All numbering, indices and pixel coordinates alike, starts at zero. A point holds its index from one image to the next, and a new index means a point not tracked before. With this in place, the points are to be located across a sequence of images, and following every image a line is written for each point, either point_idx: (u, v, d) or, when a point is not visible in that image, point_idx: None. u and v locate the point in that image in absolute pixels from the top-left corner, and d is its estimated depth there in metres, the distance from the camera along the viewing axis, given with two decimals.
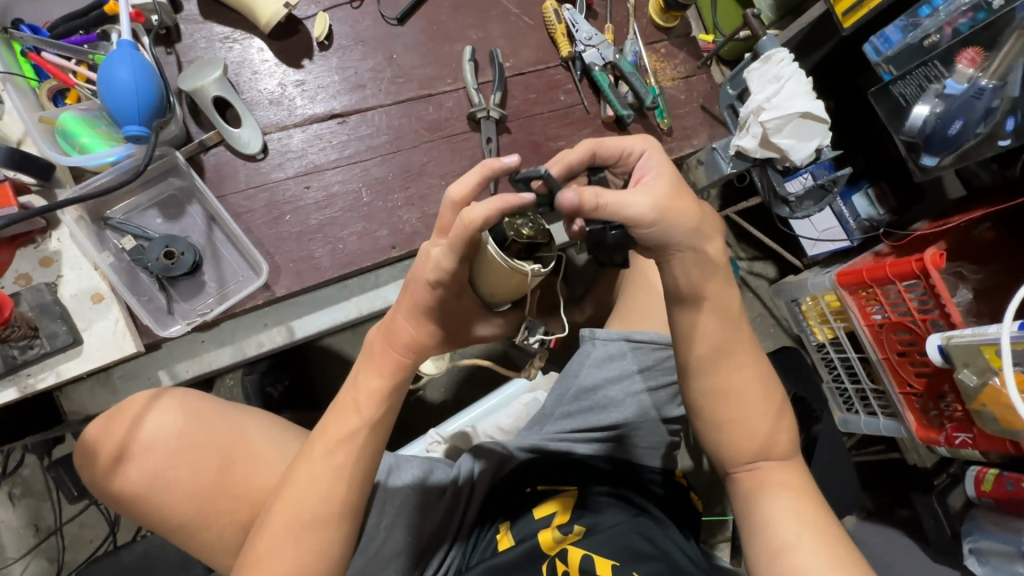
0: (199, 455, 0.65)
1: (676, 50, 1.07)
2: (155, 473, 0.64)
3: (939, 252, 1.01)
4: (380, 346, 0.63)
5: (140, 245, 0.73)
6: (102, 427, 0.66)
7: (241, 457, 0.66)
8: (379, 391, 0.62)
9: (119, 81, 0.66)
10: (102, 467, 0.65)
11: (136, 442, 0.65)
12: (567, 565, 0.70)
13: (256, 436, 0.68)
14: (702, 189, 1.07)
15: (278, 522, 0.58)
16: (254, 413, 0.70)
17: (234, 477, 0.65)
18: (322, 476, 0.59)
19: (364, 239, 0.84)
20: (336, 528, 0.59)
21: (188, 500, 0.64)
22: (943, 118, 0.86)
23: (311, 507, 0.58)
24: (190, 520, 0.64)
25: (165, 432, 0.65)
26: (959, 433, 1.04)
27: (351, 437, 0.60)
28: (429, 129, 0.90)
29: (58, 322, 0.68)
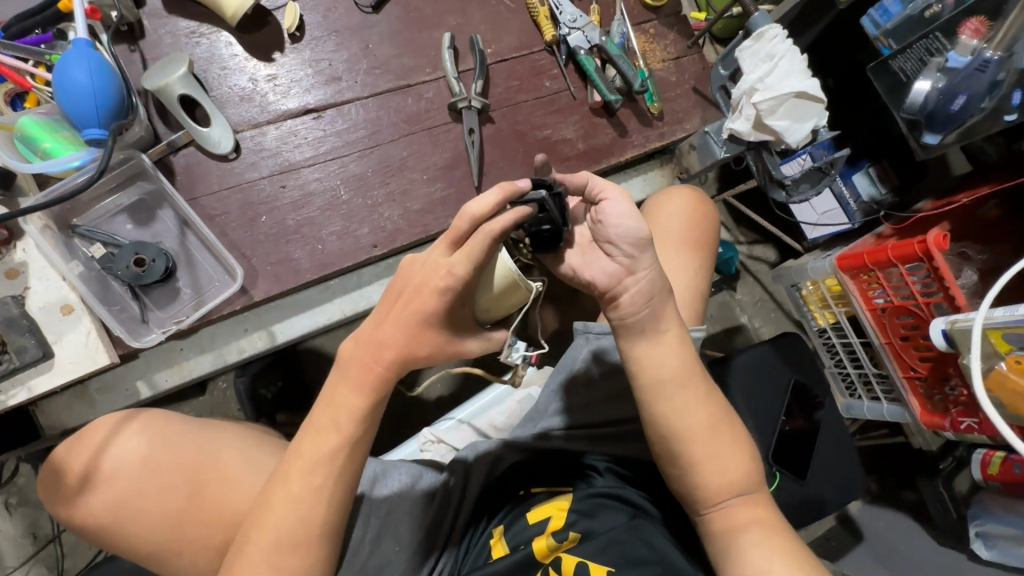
0: (167, 480, 0.63)
1: (666, 30, 1.03)
2: (121, 500, 0.62)
3: (942, 234, 0.97)
4: (359, 361, 0.57)
5: (110, 252, 0.70)
6: (66, 454, 0.64)
7: (212, 479, 0.64)
8: (360, 410, 0.57)
9: (76, 83, 0.63)
10: (67, 496, 0.63)
11: (101, 468, 0.63)
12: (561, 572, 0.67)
13: (226, 455, 0.65)
14: (694, 174, 1.02)
15: (256, 546, 0.56)
16: (225, 431, 0.68)
17: (205, 500, 0.63)
18: (301, 497, 0.57)
19: (344, 239, 0.81)
20: (317, 549, 0.58)
21: (158, 527, 0.62)
22: (945, 94, 0.81)
23: (290, 529, 0.56)
24: (161, 548, 0.62)
25: (131, 457, 0.63)
26: (965, 418, 1.02)
27: (330, 456, 0.57)
28: (408, 121, 0.87)
29: (26, 336, 0.65)
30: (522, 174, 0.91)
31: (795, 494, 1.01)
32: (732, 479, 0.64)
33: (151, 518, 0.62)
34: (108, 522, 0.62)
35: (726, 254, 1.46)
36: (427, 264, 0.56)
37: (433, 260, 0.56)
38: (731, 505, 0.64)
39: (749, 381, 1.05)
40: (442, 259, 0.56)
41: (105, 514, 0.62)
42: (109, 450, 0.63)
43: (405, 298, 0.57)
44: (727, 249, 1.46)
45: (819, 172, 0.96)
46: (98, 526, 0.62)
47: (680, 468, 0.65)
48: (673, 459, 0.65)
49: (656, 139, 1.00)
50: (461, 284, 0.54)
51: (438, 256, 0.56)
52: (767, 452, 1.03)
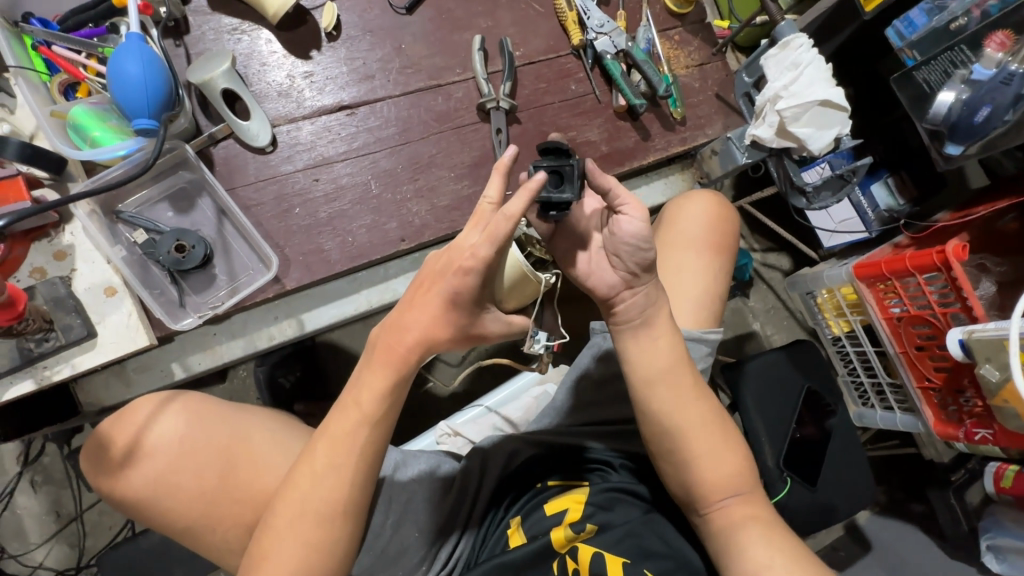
0: (201, 459, 0.65)
1: (691, 37, 1.05)
2: (157, 478, 0.64)
3: (962, 244, 0.99)
4: (384, 342, 0.59)
5: (152, 238, 0.73)
6: (107, 431, 0.66)
7: (242, 459, 0.66)
8: (382, 389, 0.59)
9: (129, 74, 0.66)
10: (108, 472, 0.66)
11: (139, 446, 0.65)
12: (577, 563, 0.70)
13: (255, 437, 0.68)
14: (715, 179, 1.03)
15: (283, 520, 0.57)
16: (253, 413, 0.70)
17: (238, 480, 0.65)
18: (324, 475, 0.58)
19: (373, 232, 0.83)
20: (342, 524, 0.59)
21: (191, 503, 0.64)
22: (970, 105, 0.81)
23: (316, 504, 0.57)
24: (194, 523, 0.64)
25: (166, 435, 0.65)
26: (980, 429, 1.03)
27: (353, 435, 0.58)
28: (438, 119, 0.89)
29: (72, 315, 0.68)
30: None
31: (808, 500, 1.02)
32: (723, 467, 0.67)
33: (184, 495, 0.64)
34: (145, 497, 0.64)
35: (742, 260, 1.47)
36: (460, 245, 0.57)
37: (466, 240, 0.56)
38: (728, 502, 0.67)
39: (762, 387, 1.06)
40: (467, 242, 0.57)
41: (141, 490, 0.64)
42: (148, 429, 0.66)
43: (432, 282, 0.58)
44: (742, 256, 1.48)
45: (841, 180, 0.96)
46: (135, 500, 0.65)
47: (669, 458, 0.69)
48: (664, 451, 0.69)
49: (679, 143, 1.01)
50: (483, 266, 0.54)
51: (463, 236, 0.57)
52: (779, 458, 1.03)
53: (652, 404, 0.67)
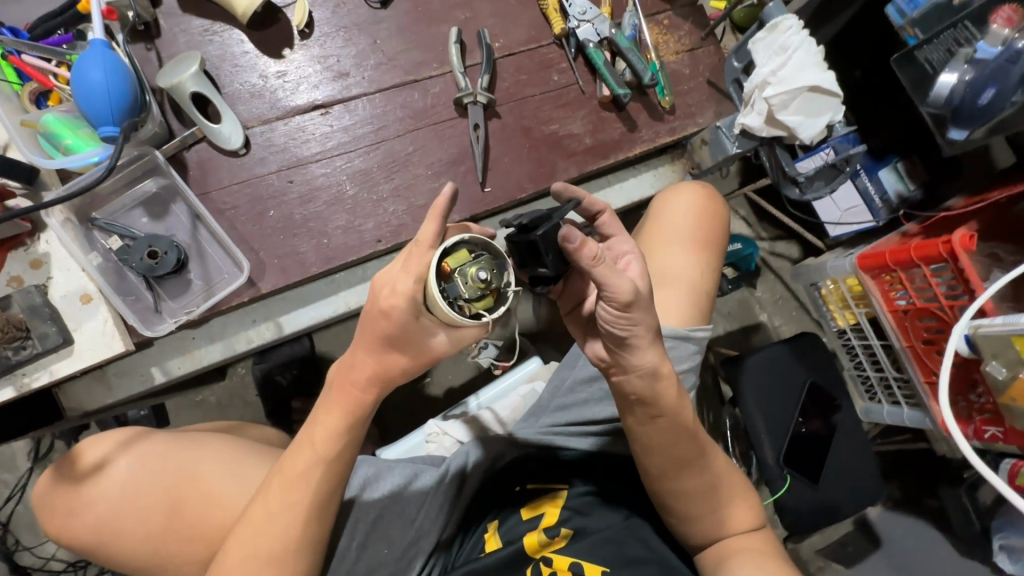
0: (154, 497, 0.65)
1: (680, 21, 1.01)
2: (115, 514, 0.65)
3: (969, 234, 0.94)
4: (339, 383, 0.58)
5: (126, 244, 0.73)
6: (74, 463, 0.68)
7: (194, 496, 0.66)
8: (338, 430, 0.58)
9: (93, 82, 0.66)
10: (70, 507, 0.66)
11: (102, 481, 0.66)
12: (552, 568, 0.71)
13: (208, 473, 0.67)
14: (707, 170, 0.99)
15: (233, 558, 0.56)
16: (208, 444, 0.70)
17: (195, 516, 0.65)
18: (276, 514, 0.57)
19: (349, 233, 0.82)
20: (294, 563, 0.58)
21: (147, 541, 0.65)
22: (974, 86, 0.75)
23: (267, 544, 0.56)
24: (150, 561, 0.65)
25: (121, 474, 0.66)
26: (990, 427, 0.98)
27: (307, 472, 0.57)
28: (414, 116, 0.87)
29: (48, 323, 0.69)
30: (528, 168, 0.91)
31: (806, 499, 1.00)
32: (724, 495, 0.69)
33: (139, 533, 0.64)
34: (102, 534, 0.65)
35: (747, 250, 1.42)
36: (380, 280, 0.53)
37: (388, 274, 0.53)
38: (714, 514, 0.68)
39: (760, 384, 1.02)
40: (391, 276, 0.53)
41: (96, 529, 0.65)
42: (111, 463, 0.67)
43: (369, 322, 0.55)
44: (748, 246, 1.42)
45: (834, 169, 0.92)
46: (93, 536, 0.65)
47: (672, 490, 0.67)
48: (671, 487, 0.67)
49: (667, 133, 0.98)
50: (409, 300, 0.51)
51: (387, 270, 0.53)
52: (778, 456, 1.00)
53: (630, 411, 0.64)
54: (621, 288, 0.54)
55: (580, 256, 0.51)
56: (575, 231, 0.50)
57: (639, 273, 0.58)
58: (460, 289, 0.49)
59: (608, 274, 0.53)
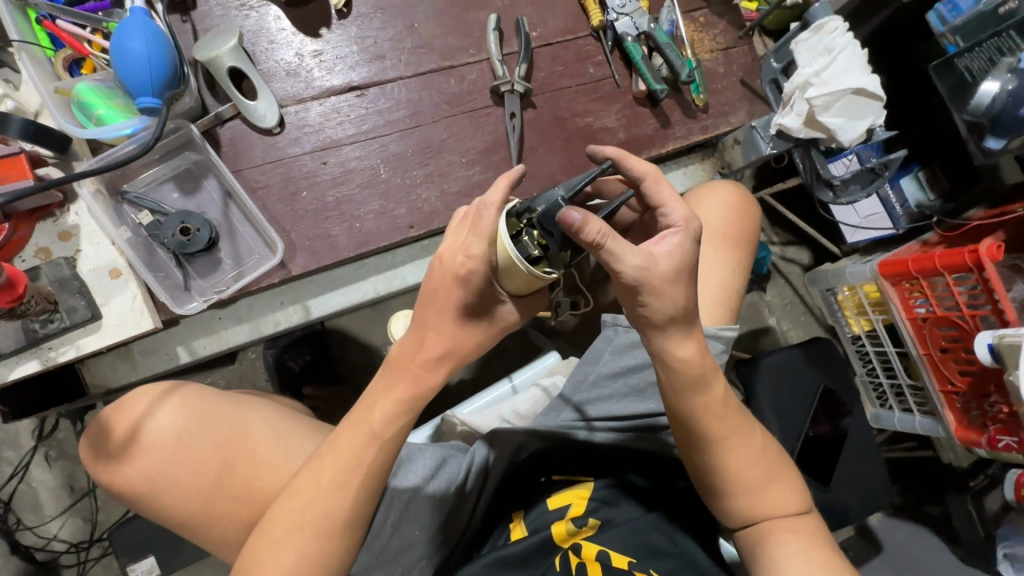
0: (200, 455, 0.63)
1: (716, 19, 1.00)
2: (155, 470, 0.63)
3: (996, 244, 0.94)
4: (400, 356, 0.57)
5: (157, 219, 0.72)
6: (109, 418, 0.66)
7: (242, 457, 0.64)
8: (401, 406, 0.56)
9: (133, 51, 0.64)
10: (107, 460, 0.64)
11: (140, 436, 0.64)
12: (580, 556, 0.70)
13: (257, 437, 0.66)
14: (736, 170, 0.99)
15: (276, 527, 0.53)
16: (256, 410, 0.69)
17: (238, 478, 0.64)
18: (327, 487, 0.54)
19: (381, 218, 0.81)
20: (339, 540, 0.54)
21: (188, 500, 0.63)
22: (1016, 96, 0.76)
23: (315, 516, 0.53)
24: (191, 519, 0.63)
25: (165, 428, 0.64)
26: (1004, 437, 0.99)
27: (361, 451, 0.54)
28: (450, 102, 0.86)
29: (77, 297, 0.67)
30: (562, 160, 0.90)
31: (819, 501, 1.01)
32: (762, 481, 0.65)
33: (182, 490, 0.63)
34: (142, 489, 0.63)
35: (760, 254, 1.43)
36: (448, 250, 0.55)
37: (455, 243, 0.54)
38: (753, 499, 0.65)
39: (778, 386, 1.03)
40: (458, 244, 0.54)
41: (137, 482, 0.63)
42: (149, 418, 0.65)
43: (435, 293, 0.56)
44: (761, 250, 1.44)
45: (872, 173, 0.90)
46: (132, 490, 0.64)
47: (702, 471, 0.65)
48: (700, 469, 0.65)
49: (700, 131, 0.97)
50: (485, 265, 0.53)
51: (455, 238, 0.55)
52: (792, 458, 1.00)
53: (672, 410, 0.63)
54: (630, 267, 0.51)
55: (587, 233, 0.48)
56: (574, 210, 0.47)
57: (665, 254, 0.54)
58: (530, 249, 0.52)
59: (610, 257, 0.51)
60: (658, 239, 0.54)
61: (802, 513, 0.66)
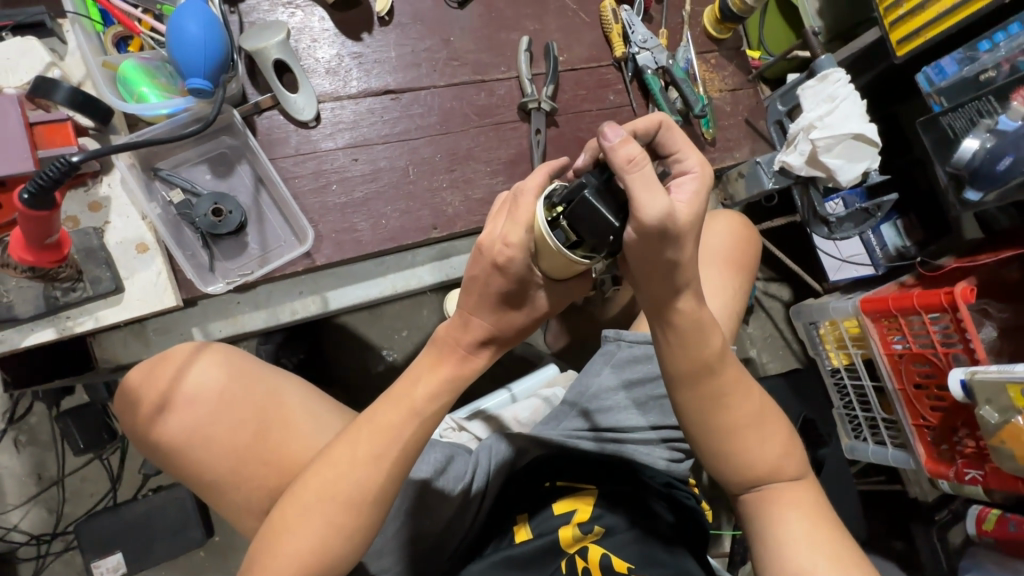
0: (241, 415, 0.67)
1: (726, 62, 1.08)
2: (194, 426, 0.67)
3: (969, 287, 1.03)
4: (444, 340, 0.62)
5: (189, 199, 0.72)
6: (144, 375, 0.68)
7: (279, 422, 0.69)
8: (437, 390, 0.61)
9: (190, 33, 0.66)
10: (143, 415, 0.67)
11: (179, 393, 0.67)
12: (587, 561, 0.73)
13: (295, 406, 0.71)
14: (739, 202, 1.08)
15: (309, 493, 0.59)
16: (293, 383, 0.73)
17: (272, 441, 0.68)
18: (362, 460, 0.59)
19: (406, 217, 0.83)
20: (367, 512, 0.59)
21: (225, 456, 0.66)
22: (993, 153, 0.84)
23: (349, 488, 0.58)
24: (224, 476, 0.67)
25: (204, 386, 0.67)
26: (971, 470, 1.07)
27: (399, 427, 0.60)
28: (478, 114, 0.90)
29: (102, 268, 0.67)
30: None
31: None
32: (770, 467, 0.67)
33: (219, 446, 0.66)
34: (181, 443, 0.67)
35: None
36: (489, 239, 0.56)
37: (495, 232, 0.56)
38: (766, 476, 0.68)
39: None
40: (497, 235, 0.56)
41: (177, 434, 0.67)
42: (187, 376, 0.68)
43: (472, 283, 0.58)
44: None
45: (865, 213, 0.97)
46: (168, 444, 0.67)
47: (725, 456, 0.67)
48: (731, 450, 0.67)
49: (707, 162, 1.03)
50: (522, 253, 0.55)
51: (495, 227, 0.57)
52: None
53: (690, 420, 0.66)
54: (660, 202, 0.48)
55: (622, 153, 0.48)
56: (615, 129, 0.49)
57: (687, 200, 0.52)
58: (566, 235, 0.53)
59: (642, 186, 0.48)
60: (675, 189, 0.54)
61: (808, 494, 0.69)
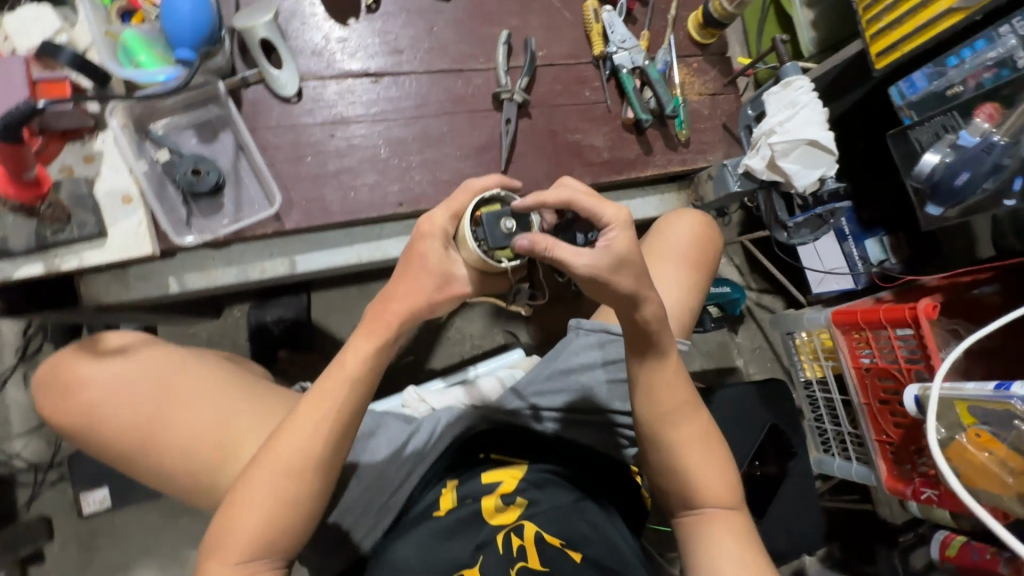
0: (134, 392, 0.77)
1: (708, 67, 1.10)
2: (92, 406, 0.77)
3: (933, 304, 1.02)
4: (373, 314, 0.69)
5: (173, 159, 0.80)
6: (63, 364, 0.79)
7: (169, 398, 0.78)
8: (366, 361, 0.68)
9: (179, 10, 0.73)
10: (59, 399, 0.78)
11: (83, 377, 0.78)
12: (522, 539, 0.75)
13: (187, 381, 0.80)
14: (708, 203, 1.06)
15: (261, 465, 0.65)
16: (192, 360, 0.83)
17: (165, 415, 0.77)
18: (305, 429, 0.66)
19: (375, 192, 0.89)
20: (313, 479, 0.66)
21: (124, 432, 0.76)
22: (951, 169, 0.85)
23: (295, 457, 0.65)
24: (126, 450, 0.77)
25: (105, 367, 0.78)
26: (926, 490, 1.07)
27: (336, 397, 0.67)
28: (454, 101, 0.95)
29: (88, 213, 0.75)
30: (547, 170, 0.99)
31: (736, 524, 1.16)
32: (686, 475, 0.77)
33: (117, 422, 0.76)
34: (87, 421, 0.77)
35: (734, 296, 1.48)
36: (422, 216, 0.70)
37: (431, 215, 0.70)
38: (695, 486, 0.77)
39: (731, 411, 1.29)
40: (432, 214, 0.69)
41: (80, 412, 0.77)
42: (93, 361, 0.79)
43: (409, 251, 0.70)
44: (735, 292, 1.49)
45: (819, 219, 0.97)
46: (77, 425, 0.78)
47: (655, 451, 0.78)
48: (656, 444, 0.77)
49: (679, 163, 1.06)
50: (442, 231, 0.68)
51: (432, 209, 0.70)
52: None
53: None
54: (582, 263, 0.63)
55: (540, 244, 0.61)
56: (523, 238, 0.61)
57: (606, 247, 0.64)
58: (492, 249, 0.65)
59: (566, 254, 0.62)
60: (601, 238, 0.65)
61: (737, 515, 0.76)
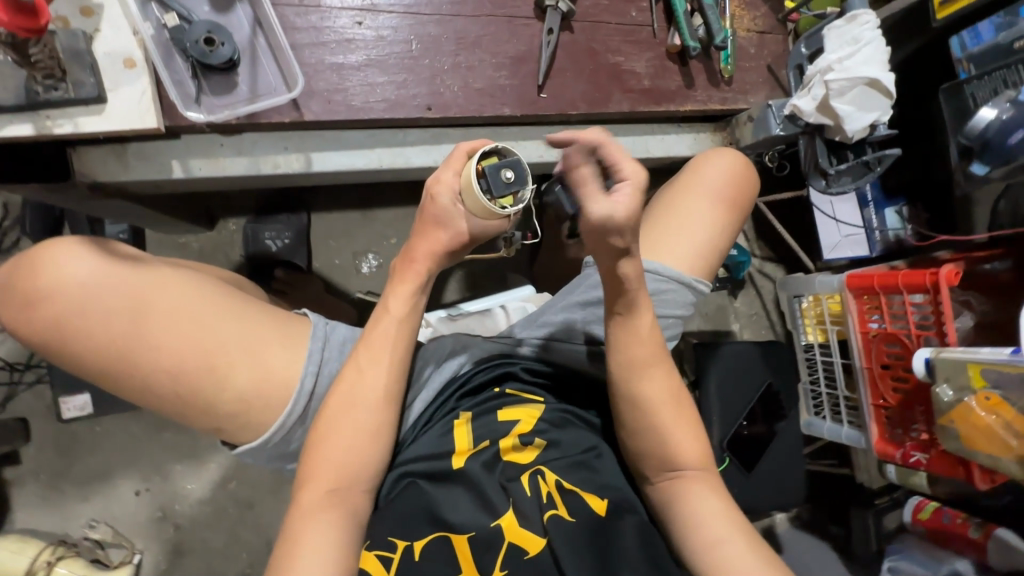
0: (106, 305, 0.67)
1: (760, 2, 1.04)
2: (59, 319, 0.67)
3: (955, 270, 1.01)
4: (404, 257, 0.70)
5: (183, 24, 0.71)
6: (21, 271, 0.68)
7: (148, 315, 0.68)
8: (410, 301, 0.71)
9: None
10: (18, 312, 0.68)
11: (43, 288, 0.67)
12: (547, 485, 0.69)
13: (167, 296, 0.70)
14: (745, 146, 1.02)
15: (336, 404, 0.69)
16: (171, 273, 0.73)
17: (144, 333, 0.68)
18: (370, 366, 0.69)
19: (402, 91, 0.82)
20: (384, 411, 0.70)
21: (101, 350, 0.67)
22: (1009, 124, 0.81)
23: (366, 392, 0.69)
24: (104, 369, 0.68)
25: (71, 276, 0.67)
26: (917, 452, 1.10)
27: (393, 337, 0.70)
28: (492, 2, 0.87)
29: (86, 73, 0.67)
30: (584, 91, 0.92)
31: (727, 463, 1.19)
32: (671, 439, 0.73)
33: (89, 340, 0.67)
34: (53, 335, 0.67)
35: (741, 258, 1.46)
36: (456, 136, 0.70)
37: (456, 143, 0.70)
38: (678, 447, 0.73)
39: (731, 367, 1.30)
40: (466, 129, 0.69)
41: (47, 327, 0.67)
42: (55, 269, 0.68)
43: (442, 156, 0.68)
44: (742, 255, 1.47)
45: (865, 167, 0.93)
46: (43, 340, 0.68)
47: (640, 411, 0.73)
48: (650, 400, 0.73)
49: (719, 101, 1.00)
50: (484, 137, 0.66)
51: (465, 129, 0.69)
52: (722, 441, 1.27)
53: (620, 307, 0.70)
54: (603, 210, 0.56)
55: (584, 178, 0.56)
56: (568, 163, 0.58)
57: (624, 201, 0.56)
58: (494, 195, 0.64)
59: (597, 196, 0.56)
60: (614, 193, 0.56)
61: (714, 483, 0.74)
